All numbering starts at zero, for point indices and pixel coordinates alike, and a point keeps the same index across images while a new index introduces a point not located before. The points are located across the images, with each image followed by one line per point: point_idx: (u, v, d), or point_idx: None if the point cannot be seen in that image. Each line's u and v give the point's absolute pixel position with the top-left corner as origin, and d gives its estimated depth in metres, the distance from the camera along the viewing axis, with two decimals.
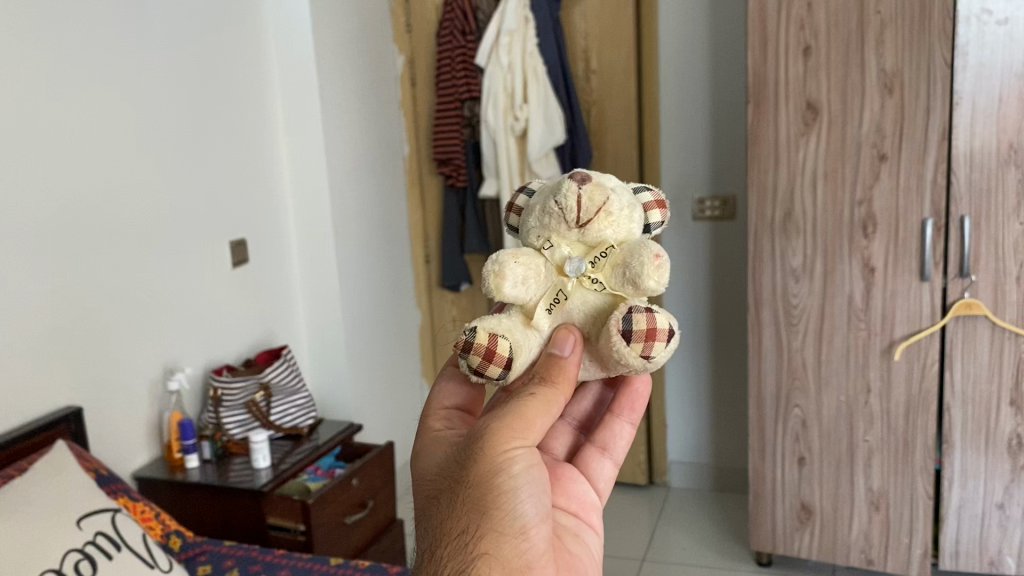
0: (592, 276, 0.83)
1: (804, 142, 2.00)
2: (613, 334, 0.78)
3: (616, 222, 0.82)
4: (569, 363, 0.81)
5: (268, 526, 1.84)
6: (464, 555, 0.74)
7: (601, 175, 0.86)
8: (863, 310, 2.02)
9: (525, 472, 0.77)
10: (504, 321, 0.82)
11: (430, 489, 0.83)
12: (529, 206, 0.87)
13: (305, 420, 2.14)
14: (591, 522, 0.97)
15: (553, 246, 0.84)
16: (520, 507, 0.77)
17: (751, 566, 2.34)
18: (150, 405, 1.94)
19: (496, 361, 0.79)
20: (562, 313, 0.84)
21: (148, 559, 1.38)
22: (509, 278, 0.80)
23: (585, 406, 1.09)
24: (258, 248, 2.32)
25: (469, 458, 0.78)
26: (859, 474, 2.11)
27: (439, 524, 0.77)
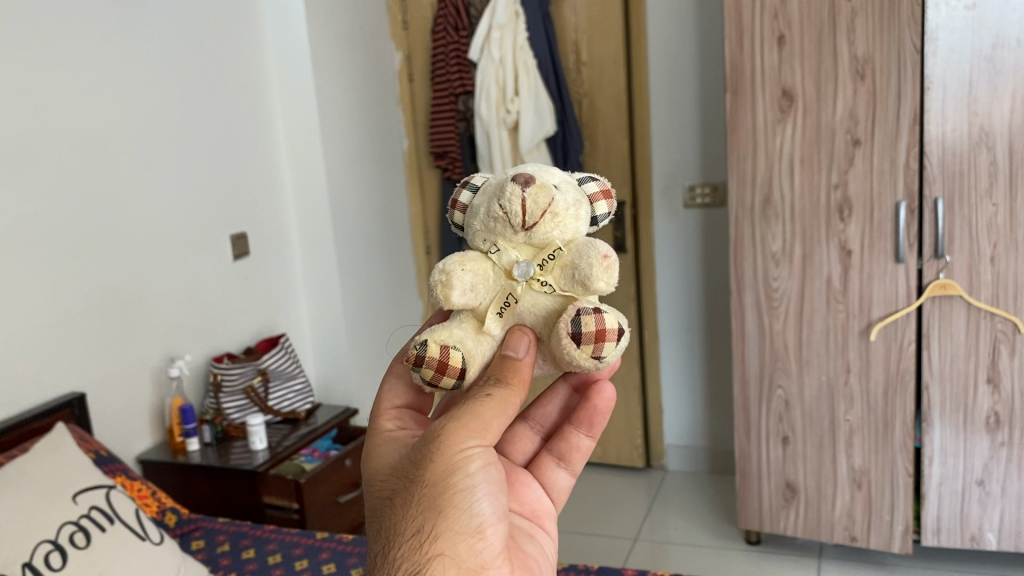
0: (542, 279, 0.85)
1: (781, 129, 2.05)
2: (563, 337, 0.81)
3: (563, 223, 0.84)
4: (524, 363, 0.83)
5: (265, 505, 1.93)
6: (420, 555, 0.74)
7: (542, 173, 0.87)
8: (841, 292, 2.07)
9: (482, 471, 0.78)
10: (455, 329, 0.85)
11: (381, 488, 0.83)
12: (474, 208, 0.88)
13: (303, 404, 2.25)
14: (545, 527, 0.99)
15: (501, 250, 0.86)
16: (476, 506, 0.78)
17: (741, 544, 2.40)
18: (153, 392, 2.04)
19: (450, 372, 0.82)
20: (513, 316, 0.86)
21: (140, 532, 1.48)
22: (456, 287, 0.83)
23: (550, 411, 1.08)
24: (259, 241, 2.41)
25: (424, 456, 0.78)
26: (841, 452, 2.16)
27: (393, 522, 0.77)
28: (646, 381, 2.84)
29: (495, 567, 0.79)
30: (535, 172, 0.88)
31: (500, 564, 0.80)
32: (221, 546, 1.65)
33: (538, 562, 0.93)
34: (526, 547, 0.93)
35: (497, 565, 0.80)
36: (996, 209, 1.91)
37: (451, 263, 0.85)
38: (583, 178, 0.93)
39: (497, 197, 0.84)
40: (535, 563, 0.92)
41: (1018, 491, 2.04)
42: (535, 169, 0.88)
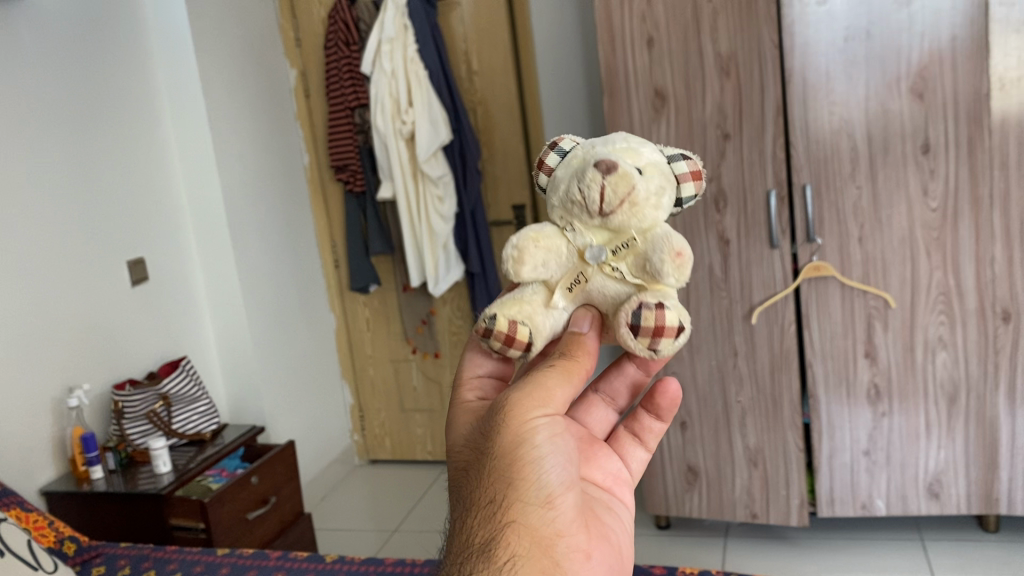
0: (613, 264, 0.87)
1: (656, 127, 2.13)
2: (621, 327, 0.84)
3: (643, 208, 0.85)
4: (589, 338, 0.86)
5: (171, 526, 1.95)
6: (493, 525, 0.75)
7: (627, 155, 0.88)
8: (723, 279, 2.16)
9: (549, 442, 0.78)
10: (525, 303, 0.87)
11: (459, 459, 0.83)
12: (555, 181, 0.90)
13: (209, 425, 2.28)
14: (620, 497, 0.94)
15: (576, 229, 0.88)
16: (546, 476, 0.77)
17: (651, 530, 2.48)
18: (53, 423, 2.03)
19: (516, 346, 0.85)
20: (584, 292, 0.89)
21: (32, 562, 1.50)
22: (528, 263, 0.87)
23: (622, 390, 1.04)
24: (159, 265, 2.42)
25: (493, 430, 0.79)
26: (736, 433, 2.25)
27: (469, 494, 0.78)
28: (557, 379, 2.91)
29: (571, 535, 0.78)
30: (623, 151, 0.88)
31: (577, 531, 0.79)
32: (122, 569, 1.67)
33: (617, 533, 0.88)
34: (604, 514, 0.88)
35: (573, 533, 0.78)
36: (860, 191, 2.02)
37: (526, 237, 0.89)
38: (674, 155, 0.92)
39: (577, 179, 0.85)
40: (614, 531, 0.87)
41: (902, 458, 2.15)
42: (623, 150, 0.88)
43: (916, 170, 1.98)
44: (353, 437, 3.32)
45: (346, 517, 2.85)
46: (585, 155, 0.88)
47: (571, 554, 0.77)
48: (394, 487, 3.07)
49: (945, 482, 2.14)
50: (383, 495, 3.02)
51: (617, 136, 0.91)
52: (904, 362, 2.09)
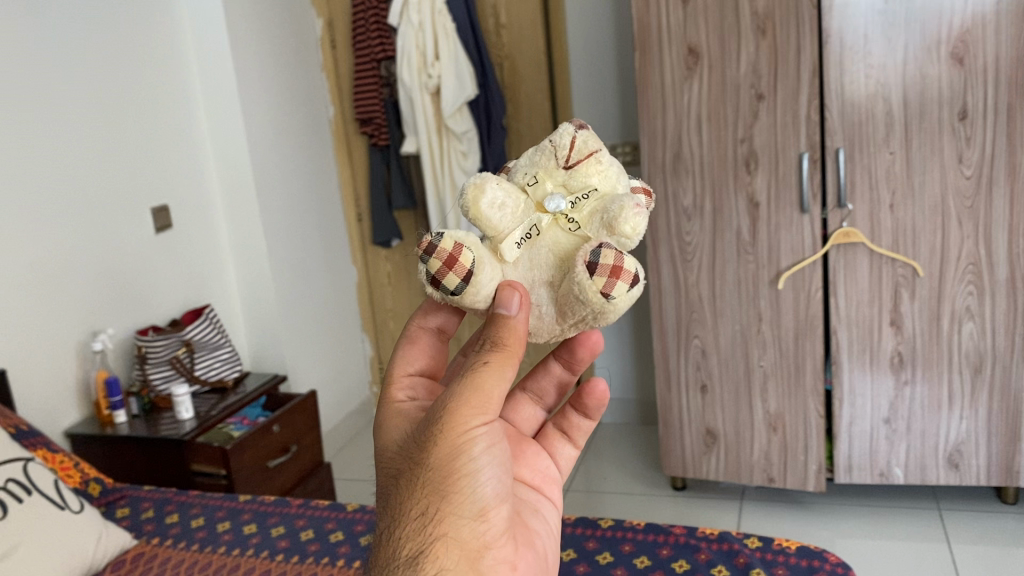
0: (570, 216, 0.80)
1: (688, 86, 2.10)
2: (578, 265, 0.74)
3: (610, 172, 0.82)
4: (517, 322, 0.75)
5: (193, 472, 1.96)
6: (423, 537, 0.70)
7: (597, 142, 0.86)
8: (751, 243, 2.14)
9: (486, 453, 0.73)
10: (475, 238, 0.79)
11: (390, 465, 0.77)
12: (529, 157, 0.86)
13: (231, 372, 2.29)
14: (549, 495, 0.93)
15: (538, 182, 0.82)
16: (479, 489, 0.73)
17: (667, 491, 2.49)
18: (78, 366, 2.05)
19: (457, 271, 0.76)
20: (529, 253, 0.80)
21: (58, 501, 1.54)
22: (487, 190, 0.79)
23: (550, 390, 1.03)
24: (184, 213, 2.42)
25: (429, 437, 0.73)
26: (757, 398, 2.25)
27: (397, 505, 0.72)
28: None
29: (500, 549, 0.74)
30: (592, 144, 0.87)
31: (505, 545, 0.75)
32: (146, 512, 1.70)
33: (542, 536, 0.86)
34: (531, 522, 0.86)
35: (501, 546, 0.75)
36: (894, 156, 1.98)
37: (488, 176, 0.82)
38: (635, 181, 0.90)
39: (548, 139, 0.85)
40: (538, 539, 0.85)
41: (922, 428, 2.14)
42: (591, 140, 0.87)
43: (952, 137, 1.94)
44: (371, 390, 3.33)
45: (363, 468, 2.88)
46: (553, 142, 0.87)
47: (498, 567, 0.73)
48: None
49: (965, 453, 2.13)
50: None
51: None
52: (930, 331, 2.07)
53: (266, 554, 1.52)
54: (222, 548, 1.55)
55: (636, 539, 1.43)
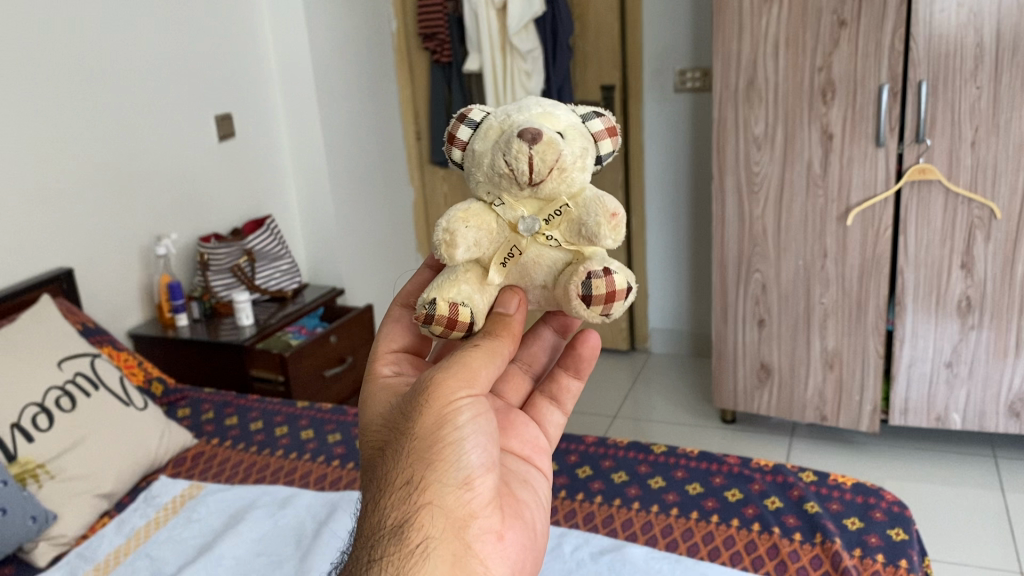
0: (547, 234, 0.85)
1: (767, 9, 2.01)
2: (574, 299, 0.82)
3: (572, 170, 0.83)
4: (516, 319, 0.84)
5: (252, 378, 2.01)
6: (407, 506, 0.72)
7: (545, 119, 0.84)
8: (821, 176, 2.07)
9: (471, 423, 0.76)
10: (461, 282, 0.85)
11: (377, 440, 0.80)
12: (479, 158, 0.84)
13: (290, 284, 2.32)
14: (539, 466, 0.91)
15: (505, 204, 0.85)
16: (465, 458, 0.75)
17: (716, 423, 2.49)
18: (142, 269, 2.09)
19: (459, 327, 0.83)
20: (516, 268, 0.87)
21: (123, 397, 1.59)
22: (461, 245, 0.83)
23: (540, 356, 1.03)
24: (246, 122, 2.42)
25: (415, 408, 0.76)
26: (815, 335, 2.22)
27: (383, 476, 0.74)
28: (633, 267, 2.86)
29: (487, 519, 0.76)
30: (539, 118, 0.85)
31: (493, 515, 0.77)
32: (206, 413, 1.74)
33: (532, 508, 0.84)
34: (523, 492, 0.85)
35: (488, 515, 0.76)
36: (981, 92, 1.88)
37: (453, 217, 0.84)
38: (587, 113, 0.89)
39: (500, 152, 0.81)
40: (529, 512, 0.83)
41: (985, 374, 2.09)
42: (539, 115, 0.84)
43: None
44: None
45: None
46: (504, 127, 0.84)
47: (484, 537, 0.75)
48: None
49: None
50: None
51: (529, 100, 0.87)
52: (1002, 276, 2.00)
53: (322, 459, 1.55)
54: (281, 452, 1.59)
55: (688, 466, 1.42)
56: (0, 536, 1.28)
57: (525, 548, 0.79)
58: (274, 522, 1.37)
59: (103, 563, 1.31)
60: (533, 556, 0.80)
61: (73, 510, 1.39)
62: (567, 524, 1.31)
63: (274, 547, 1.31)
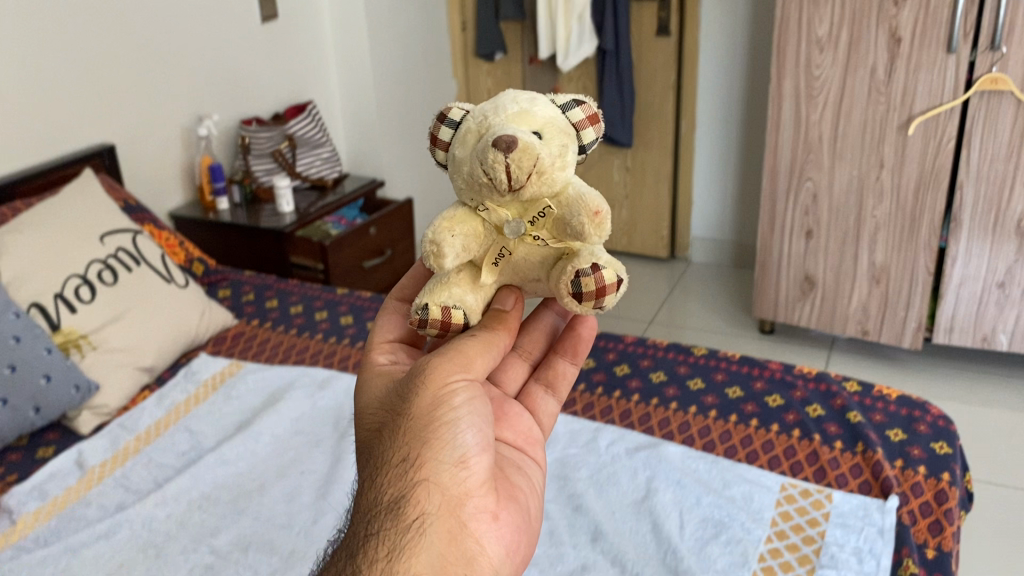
0: (534, 234, 0.79)
1: None
2: (564, 296, 0.78)
3: (553, 168, 0.76)
4: (512, 316, 0.84)
5: (292, 265, 2.01)
6: (404, 483, 0.71)
7: (521, 119, 0.77)
8: (885, 83, 1.98)
9: (467, 405, 0.75)
10: (453, 285, 0.82)
11: (372, 420, 0.79)
12: (460, 164, 0.78)
13: (330, 174, 2.30)
14: (533, 457, 0.87)
15: (489, 209, 0.79)
16: (461, 437, 0.74)
17: (754, 333, 2.46)
18: (183, 149, 2.07)
19: (453, 329, 0.81)
20: (510, 266, 0.83)
21: (165, 275, 1.59)
22: (449, 254, 0.77)
23: (540, 342, 0.97)
24: (290, 3, 2.35)
25: (411, 391, 0.75)
26: (864, 248, 2.16)
27: (379, 455, 0.74)
28: (679, 173, 2.79)
29: (484, 498, 0.75)
30: (517, 117, 0.77)
31: (490, 495, 0.76)
32: (246, 296, 1.75)
33: (532, 491, 0.83)
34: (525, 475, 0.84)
35: (484, 494, 0.75)
36: None
37: (437, 226, 0.78)
38: (566, 100, 0.81)
39: (478, 159, 0.74)
40: (529, 496, 0.82)
41: None
42: (515, 114, 0.77)
43: None
44: None
45: None
46: (482, 129, 0.77)
47: (480, 515, 0.74)
48: None
49: None
50: None
51: (506, 95, 0.79)
52: None
53: (361, 345, 1.55)
54: (320, 336, 1.60)
55: (729, 370, 1.39)
56: (46, 402, 1.31)
57: (520, 528, 0.78)
58: (313, 404, 1.37)
59: (144, 434, 1.34)
60: (529, 535, 0.79)
61: (116, 381, 1.41)
62: (602, 421, 1.30)
63: (313, 427, 1.32)
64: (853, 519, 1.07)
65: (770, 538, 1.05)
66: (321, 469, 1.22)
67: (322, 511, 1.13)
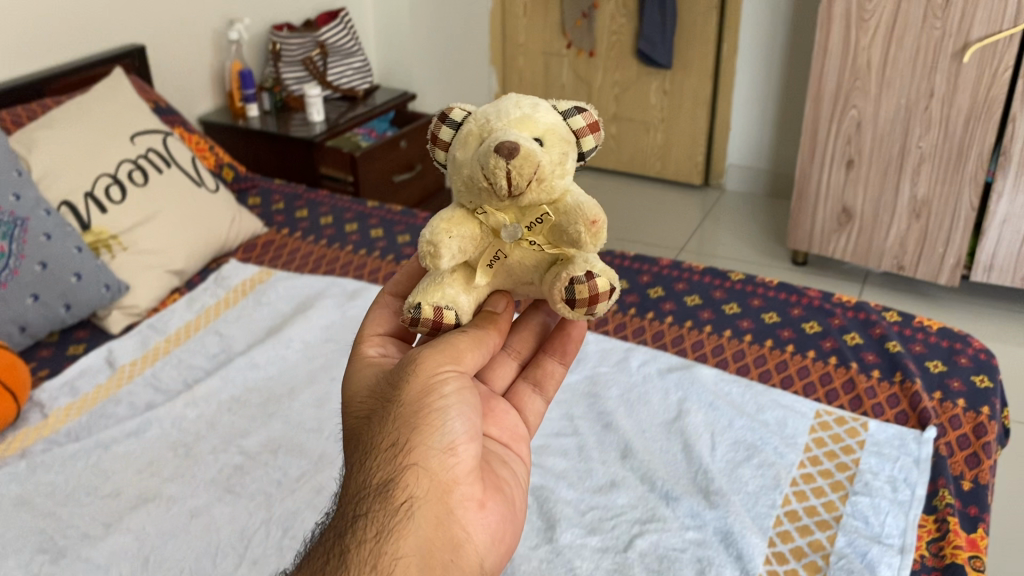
0: (531, 240, 0.76)
1: None
2: (557, 301, 0.75)
3: (554, 176, 0.72)
4: (503, 320, 0.79)
5: (322, 176, 1.99)
6: (392, 468, 0.68)
7: (522, 124, 0.72)
8: (942, 7, 1.88)
9: (457, 394, 0.72)
10: (446, 285, 0.77)
11: (359, 405, 0.75)
12: (459, 168, 0.73)
13: (361, 84, 2.28)
14: (519, 453, 0.82)
15: (487, 212, 0.74)
16: (451, 425, 0.71)
17: (786, 265, 2.42)
18: (214, 54, 2.03)
19: (444, 330, 0.76)
20: (504, 270, 0.78)
21: (196, 179, 1.57)
22: (446, 256, 0.73)
23: (529, 340, 0.90)
24: None
25: (401, 377, 0.72)
26: (906, 180, 2.10)
27: (366, 441, 0.71)
28: (717, 99, 2.71)
29: (472, 488, 0.71)
30: (518, 122, 0.73)
31: (478, 486, 0.72)
32: (276, 205, 1.73)
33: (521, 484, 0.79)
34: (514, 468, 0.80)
35: (473, 483, 0.72)
36: None
37: (435, 226, 0.74)
38: (568, 107, 0.77)
39: (479, 162, 0.70)
40: (517, 491, 0.78)
41: None
42: (516, 119, 0.72)
43: None
44: None
45: None
46: (483, 132, 0.72)
47: (468, 505, 0.71)
48: None
49: None
50: None
51: (508, 98, 0.75)
52: None
53: (391, 258, 1.54)
54: (350, 247, 1.58)
55: (766, 296, 1.36)
56: (76, 300, 1.30)
57: (507, 518, 0.75)
58: (342, 313, 1.36)
59: (174, 335, 1.34)
60: (516, 527, 0.76)
61: (146, 282, 1.40)
62: (635, 341, 1.28)
63: (342, 335, 1.32)
64: (888, 449, 1.05)
65: (802, 464, 1.04)
66: None
67: None
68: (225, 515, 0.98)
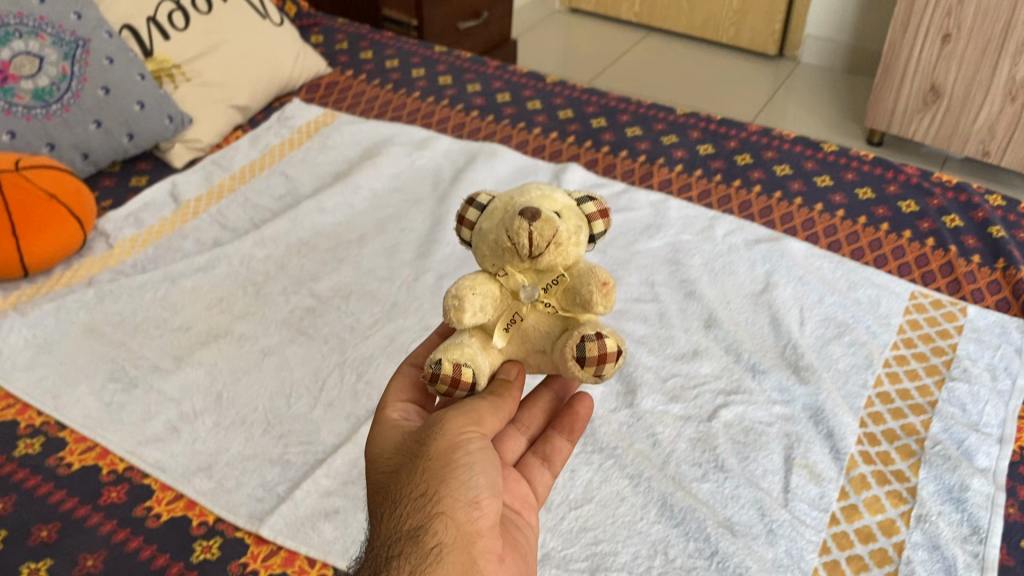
0: (547, 303, 0.65)
1: None
2: (570, 359, 0.62)
3: (572, 244, 0.63)
4: (517, 389, 0.66)
5: (383, 19, 1.91)
6: (418, 519, 0.56)
7: (540, 198, 0.64)
8: None
9: (484, 452, 0.60)
10: (465, 343, 0.65)
11: (383, 464, 0.62)
12: (481, 236, 0.64)
13: None
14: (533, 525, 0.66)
15: (507, 273, 0.64)
16: (479, 479, 0.59)
17: (859, 144, 2.31)
18: None
19: (463, 388, 0.63)
20: (519, 336, 0.66)
21: (261, 11, 1.49)
22: (469, 310, 0.62)
23: (539, 415, 0.75)
24: None
25: (429, 431, 0.60)
26: (1005, 62, 1.93)
27: (393, 490, 0.59)
28: None
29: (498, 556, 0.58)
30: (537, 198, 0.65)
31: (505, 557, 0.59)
32: (340, 45, 1.64)
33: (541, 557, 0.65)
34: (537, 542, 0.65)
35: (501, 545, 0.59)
36: None
37: (459, 282, 0.64)
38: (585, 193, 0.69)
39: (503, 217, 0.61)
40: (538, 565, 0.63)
41: None
42: (535, 194, 0.64)
43: None
44: None
45: (538, 57, 2.80)
46: (507, 201, 0.64)
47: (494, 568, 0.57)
48: (592, 37, 2.94)
49: None
50: (578, 40, 2.91)
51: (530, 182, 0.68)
52: None
53: (461, 108, 1.46)
54: (417, 94, 1.50)
55: (860, 171, 1.28)
56: (140, 130, 1.26)
57: None
58: (411, 162, 1.31)
59: (239, 174, 1.29)
60: None
61: (209, 116, 1.35)
62: (719, 210, 1.22)
63: (411, 186, 1.27)
64: (989, 336, 1.00)
65: (896, 346, 0.99)
66: (421, 228, 1.18)
67: (425, 268, 1.09)
68: (297, 357, 0.96)
